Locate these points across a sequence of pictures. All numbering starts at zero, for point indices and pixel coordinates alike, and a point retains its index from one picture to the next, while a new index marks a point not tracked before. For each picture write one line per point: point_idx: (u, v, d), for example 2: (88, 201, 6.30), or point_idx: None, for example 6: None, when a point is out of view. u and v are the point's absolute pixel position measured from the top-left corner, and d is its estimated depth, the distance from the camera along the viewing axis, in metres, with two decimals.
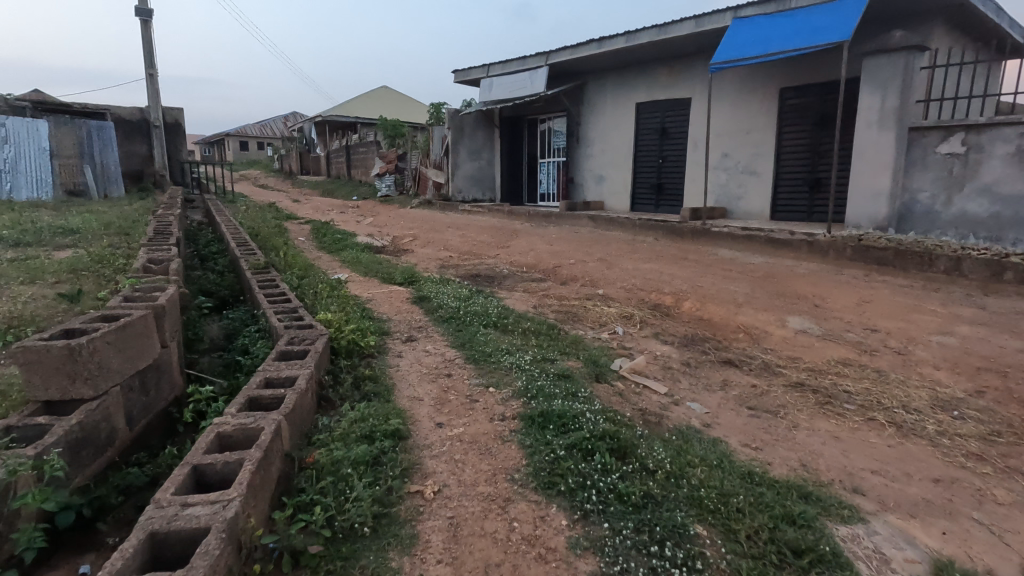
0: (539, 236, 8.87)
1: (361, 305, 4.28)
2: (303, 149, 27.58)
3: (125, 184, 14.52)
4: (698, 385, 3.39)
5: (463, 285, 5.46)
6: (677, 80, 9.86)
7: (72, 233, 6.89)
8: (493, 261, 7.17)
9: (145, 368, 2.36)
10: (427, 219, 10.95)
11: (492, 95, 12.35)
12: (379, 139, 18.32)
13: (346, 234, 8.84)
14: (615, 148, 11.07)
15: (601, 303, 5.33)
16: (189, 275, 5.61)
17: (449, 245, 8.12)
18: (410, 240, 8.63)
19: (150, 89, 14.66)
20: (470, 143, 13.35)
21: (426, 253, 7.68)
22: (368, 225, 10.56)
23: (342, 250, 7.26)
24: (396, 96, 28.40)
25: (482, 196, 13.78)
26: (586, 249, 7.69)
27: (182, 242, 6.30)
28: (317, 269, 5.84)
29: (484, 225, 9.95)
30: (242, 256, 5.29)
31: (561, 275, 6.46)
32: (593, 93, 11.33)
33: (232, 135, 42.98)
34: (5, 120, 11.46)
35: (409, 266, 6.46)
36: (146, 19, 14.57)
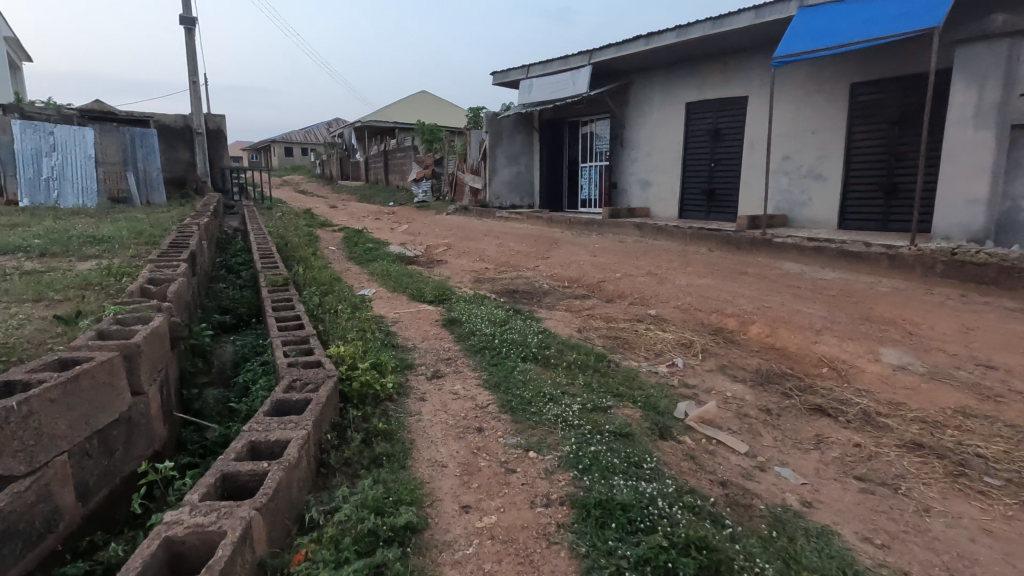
0: (580, 246, 8.30)
1: (385, 330, 3.82)
2: (343, 155, 27.75)
3: (168, 190, 14.68)
4: (784, 440, 2.77)
5: (499, 304, 4.94)
6: (733, 77, 9.10)
7: (101, 242, 6.73)
8: (532, 273, 6.64)
9: (107, 424, 1.93)
10: (463, 226, 10.53)
11: (532, 97, 11.83)
12: (417, 144, 18.07)
13: (378, 242, 8.47)
14: (663, 151, 10.38)
15: (654, 325, 4.73)
16: (211, 289, 5.29)
17: (486, 255, 7.65)
18: (445, 250, 8.18)
19: (193, 96, 14.82)
20: (508, 147, 12.88)
21: (460, 264, 7.22)
22: (403, 232, 10.21)
23: (371, 262, 6.87)
24: (435, 101, 28.24)
25: (520, 202, 13.30)
26: (634, 261, 7.08)
27: (207, 253, 6.03)
28: (344, 285, 5.44)
29: (523, 233, 9.44)
30: (263, 271, 4.91)
31: (607, 291, 5.86)
32: (639, 93, 10.67)
33: (277, 141, 43.98)
34: (53, 129, 11.85)
35: (442, 281, 6.00)
36: (190, 27, 14.72)
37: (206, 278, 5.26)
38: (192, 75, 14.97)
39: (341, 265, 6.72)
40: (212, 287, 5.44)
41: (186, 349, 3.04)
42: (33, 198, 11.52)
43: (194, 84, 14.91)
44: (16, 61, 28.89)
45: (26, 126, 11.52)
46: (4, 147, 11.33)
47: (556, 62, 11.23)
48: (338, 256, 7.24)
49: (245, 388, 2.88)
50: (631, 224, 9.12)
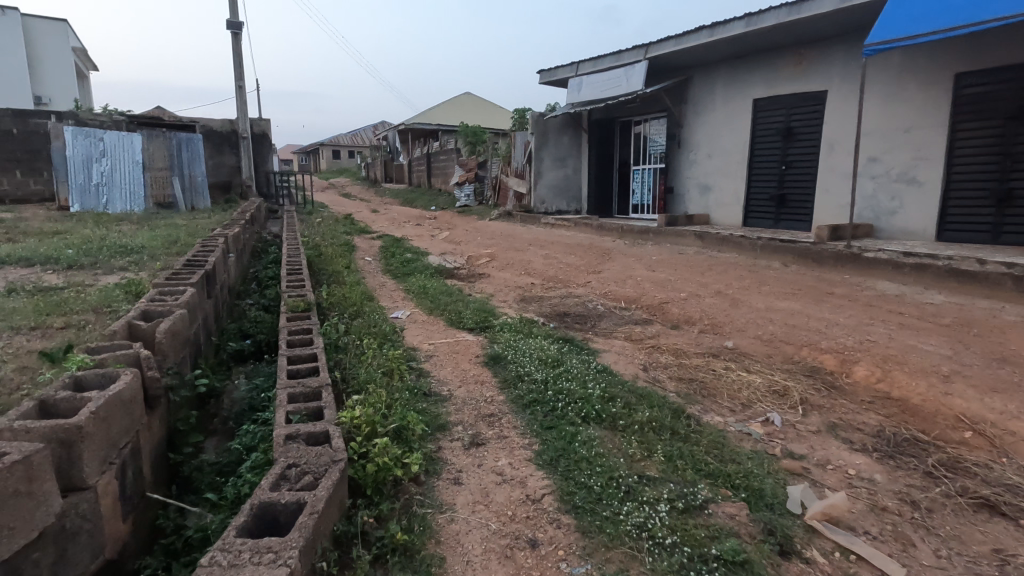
0: (635, 258, 7.56)
1: (417, 371, 3.25)
2: (387, 157, 27.70)
3: (213, 195, 14.74)
4: (949, 558, 2.00)
5: (549, 333, 4.29)
6: (809, 71, 8.15)
7: (132, 253, 6.47)
8: (584, 291, 5.97)
9: (26, 544, 1.41)
10: (506, 233, 9.93)
11: (581, 96, 11.13)
12: (460, 147, 17.63)
13: (417, 253, 7.98)
14: (726, 152, 9.49)
15: (734, 362, 3.98)
16: (233, 309, 4.84)
17: (531, 268, 7.02)
18: (487, 261, 7.60)
19: (238, 101, 14.82)
20: (555, 149, 12.26)
21: (504, 278, 6.60)
22: (444, 240, 9.70)
23: (407, 276, 6.34)
24: (479, 102, 27.85)
25: (567, 207, 12.63)
26: (698, 277, 6.29)
27: (233, 267, 5.61)
28: (376, 306, 4.92)
29: (571, 242, 8.76)
30: (287, 291, 4.43)
31: (671, 314, 5.13)
32: (699, 90, 9.81)
33: (325, 145, 44.81)
34: (103, 135, 11.95)
35: (484, 300, 5.41)
36: (236, 31, 14.74)
37: (228, 297, 4.82)
38: (238, 79, 15.00)
39: (375, 279, 6.23)
40: (235, 307, 5.00)
41: (179, 401, 2.53)
42: (83, 203, 11.74)
43: (240, 89, 14.91)
44: (82, 70, 30.15)
45: (77, 133, 11.70)
46: (57, 153, 11.59)
47: (608, 58, 10.49)
48: (374, 269, 6.75)
49: (242, 453, 2.34)
50: (690, 233, 8.29)
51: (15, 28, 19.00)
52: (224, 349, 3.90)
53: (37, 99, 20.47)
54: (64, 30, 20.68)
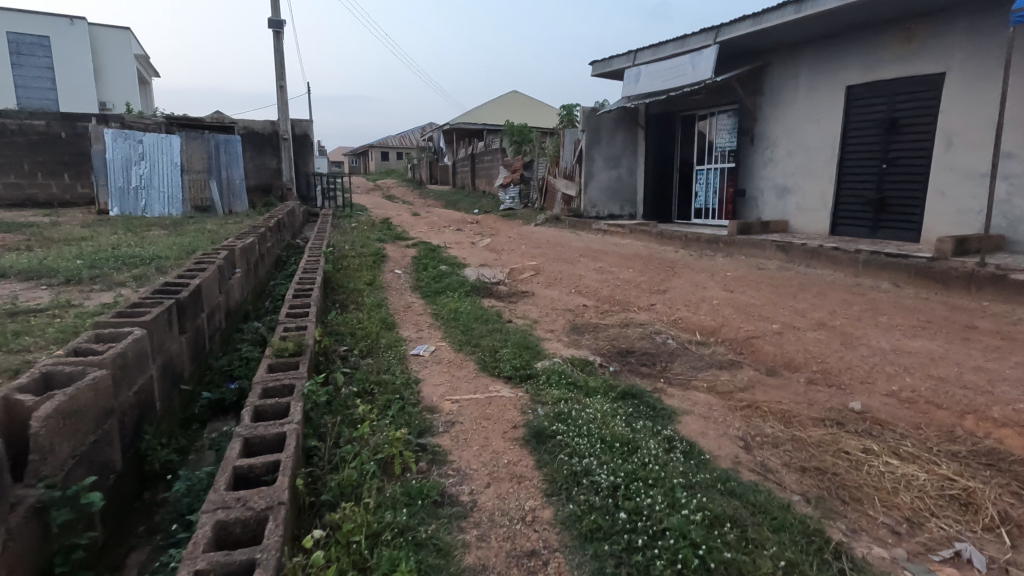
0: (705, 273, 6.42)
1: (430, 456, 2.32)
2: (432, 158, 27.23)
3: (254, 198, 14.42)
4: None
5: (608, 384, 3.29)
6: (921, 49, 6.76)
7: (141, 263, 5.89)
8: (648, 318, 4.92)
9: None
10: (554, 241, 8.94)
11: (638, 88, 10.01)
12: (505, 146, 16.76)
13: (453, 264, 7.12)
14: (810, 149, 8.17)
15: (872, 438, 2.85)
16: (224, 340, 4.07)
17: (582, 286, 5.99)
18: (531, 275, 6.66)
19: (280, 101, 14.45)
20: (608, 148, 11.18)
21: (551, 299, 5.62)
22: (484, 249, 8.80)
23: (437, 296, 5.44)
24: (526, 100, 26.93)
25: (620, 211, 11.52)
26: (791, 301, 5.11)
27: (238, 285, 4.86)
28: (395, 338, 4.05)
29: (627, 253, 7.70)
30: (284, 321, 3.63)
31: (764, 355, 4.02)
32: (779, 77, 8.52)
33: (373, 146, 45.14)
34: (142, 137, 11.76)
35: (526, 329, 4.44)
36: (278, 30, 14.37)
37: (220, 323, 4.05)
38: (280, 79, 14.63)
39: (400, 298, 5.36)
40: (228, 337, 4.22)
41: (65, 524, 1.68)
42: (122, 207, 11.62)
43: (281, 89, 14.54)
44: (146, 75, 31.07)
45: (117, 136, 11.54)
46: (97, 156, 11.48)
47: (670, 44, 9.34)
48: (401, 285, 5.90)
49: None
50: (770, 243, 7.06)
51: (83, 37, 19.52)
52: (195, 402, 3.08)
53: (101, 104, 21.01)
54: (127, 37, 21.08)
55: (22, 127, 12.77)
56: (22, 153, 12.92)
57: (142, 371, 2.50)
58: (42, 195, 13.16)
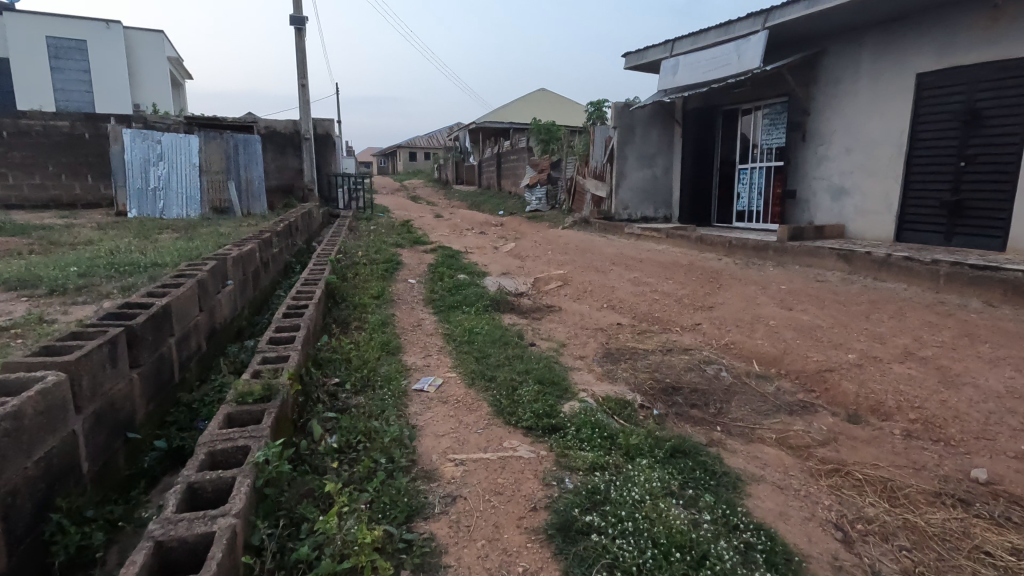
0: (756, 286, 5.67)
1: (416, 561, 1.71)
2: (458, 158, 26.77)
3: (275, 199, 14.13)
4: None
5: (651, 435, 2.64)
6: (1010, 30, 5.86)
7: (135, 272, 5.46)
8: (695, 343, 4.24)
9: None
10: (583, 246, 8.28)
11: (675, 80, 9.27)
12: (531, 145, 16.12)
13: (472, 272, 6.53)
14: (871, 146, 7.30)
15: (1016, 530, 2.12)
16: (203, 365, 3.56)
17: (616, 301, 5.33)
18: (558, 287, 6.02)
19: (301, 100, 14.12)
20: (641, 146, 10.46)
21: (580, 316, 4.97)
22: (508, 255, 8.19)
23: (451, 311, 4.85)
24: (553, 98, 26.21)
25: (654, 213, 10.79)
26: (864, 324, 4.35)
27: (230, 298, 4.36)
28: (398, 366, 3.47)
29: (665, 261, 6.99)
30: (264, 349, 3.07)
31: (842, 395, 3.30)
32: (836, 66, 7.67)
33: (400, 147, 45.08)
34: (160, 137, 11.50)
35: (550, 355, 3.80)
36: (300, 27, 14.06)
37: (199, 345, 3.54)
38: (302, 77, 14.30)
39: (409, 313, 4.77)
40: (211, 361, 3.72)
41: None
42: (141, 208, 11.43)
43: (303, 88, 14.20)
44: (180, 77, 31.40)
45: (135, 136, 11.33)
46: (116, 157, 11.29)
47: (712, 31, 8.55)
48: (412, 298, 5.33)
49: None
50: (828, 252, 6.24)
51: (117, 41, 19.57)
52: (148, 451, 2.56)
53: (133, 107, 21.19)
54: (160, 40, 20.99)
55: (47, 129, 12.69)
56: (47, 154, 12.86)
57: (55, 428, 1.95)
58: (66, 196, 13.09)
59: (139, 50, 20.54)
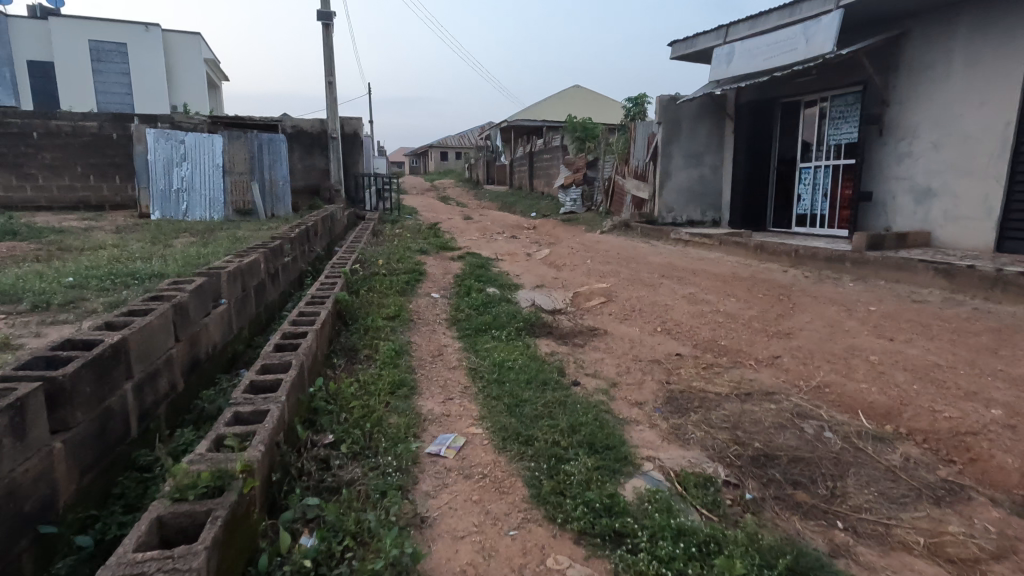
0: (838, 307, 4.77)
1: None
2: (489, 157, 26.13)
3: (301, 200, 13.72)
4: None
5: (753, 541, 1.86)
6: None
7: (130, 283, 4.94)
8: (778, 385, 3.42)
9: None
10: (626, 254, 7.48)
11: (730, 70, 8.38)
12: (566, 143, 15.32)
13: (503, 285, 5.82)
14: (966, 141, 6.26)
15: None
16: (177, 408, 2.93)
17: (671, 326, 4.53)
18: (602, 304, 5.24)
19: (329, 97, 13.66)
20: (688, 144, 9.63)
21: (630, 343, 4.19)
22: (542, 263, 7.45)
23: (479, 337, 4.13)
24: (588, 94, 25.27)
25: (701, 216, 9.93)
26: (996, 363, 3.44)
27: (221, 320, 3.74)
28: (411, 418, 2.77)
29: (722, 273, 6.13)
30: (241, 398, 2.43)
31: (1001, 473, 2.44)
32: (922, 49, 6.65)
33: (432, 146, 44.84)
34: (184, 137, 11.19)
35: (598, 403, 3.05)
36: (327, 22, 13.62)
37: (172, 385, 2.91)
38: (329, 75, 13.83)
39: (429, 337, 4.08)
40: (189, 400, 3.09)
41: None
42: (163, 211, 11.13)
43: (330, 85, 13.75)
44: (216, 79, 31.65)
45: (159, 136, 11.03)
46: (139, 158, 11.01)
47: (774, 14, 7.64)
48: (433, 317, 4.64)
49: None
50: (923, 265, 5.27)
51: (155, 44, 19.49)
52: (70, 549, 1.92)
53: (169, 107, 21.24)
54: (197, 43, 20.74)
55: (75, 129, 12.51)
56: (76, 155, 12.69)
57: None
58: (94, 198, 12.93)
59: (177, 52, 20.35)
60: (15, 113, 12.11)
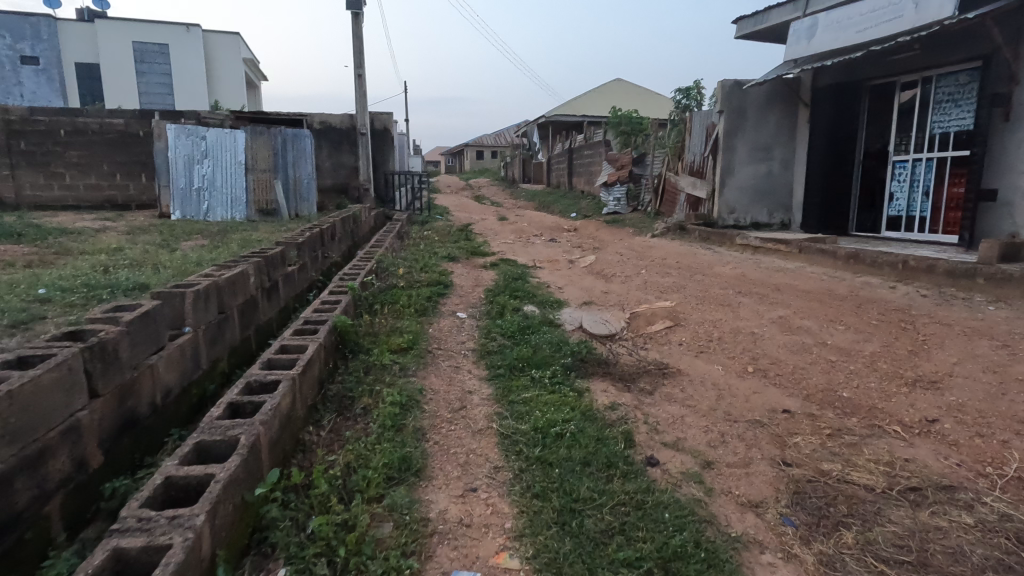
0: (989, 342, 3.60)
1: None
2: (526, 155, 25.14)
3: (328, 200, 13.04)
4: None
5: None
6: None
7: (102, 297, 4.15)
8: (952, 474, 2.32)
9: None
10: (686, 263, 6.38)
11: (810, 46, 7.18)
12: (609, 138, 14.20)
13: (543, 302, 4.83)
14: None
15: None
16: (85, 494, 2.07)
17: (768, 365, 3.44)
18: (668, 331, 4.19)
19: (358, 90, 12.94)
20: (754, 135, 8.45)
21: (716, 392, 3.13)
22: (588, 273, 6.42)
23: (515, 379, 3.14)
24: (629, 87, 23.96)
25: (767, 218, 8.72)
26: None
27: (180, 354, 2.88)
28: (409, 534, 1.81)
29: (813, 290, 4.97)
30: (134, 521, 1.51)
31: None
32: None
33: (468, 145, 44.17)
34: (205, 133, 10.61)
35: (691, 505, 2.03)
36: (357, 11, 12.91)
37: (77, 461, 2.05)
38: (359, 67, 13.10)
39: (448, 380, 3.11)
40: (109, 477, 2.22)
41: None
42: (184, 210, 10.59)
43: (360, 77, 13.02)
44: (253, 79, 31.67)
45: (179, 131, 10.48)
46: (159, 155, 10.46)
47: None
48: (457, 347, 3.67)
49: None
50: None
51: (196, 44, 19.22)
52: None
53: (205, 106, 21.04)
54: (236, 41, 20.31)
55: (101, 126, 12.11)
56: (102, 153, 12.30)
57: None
58: (121, 196, 12.52)
59: (218, 53, 20.03)
60: (43, 110, 11.78)
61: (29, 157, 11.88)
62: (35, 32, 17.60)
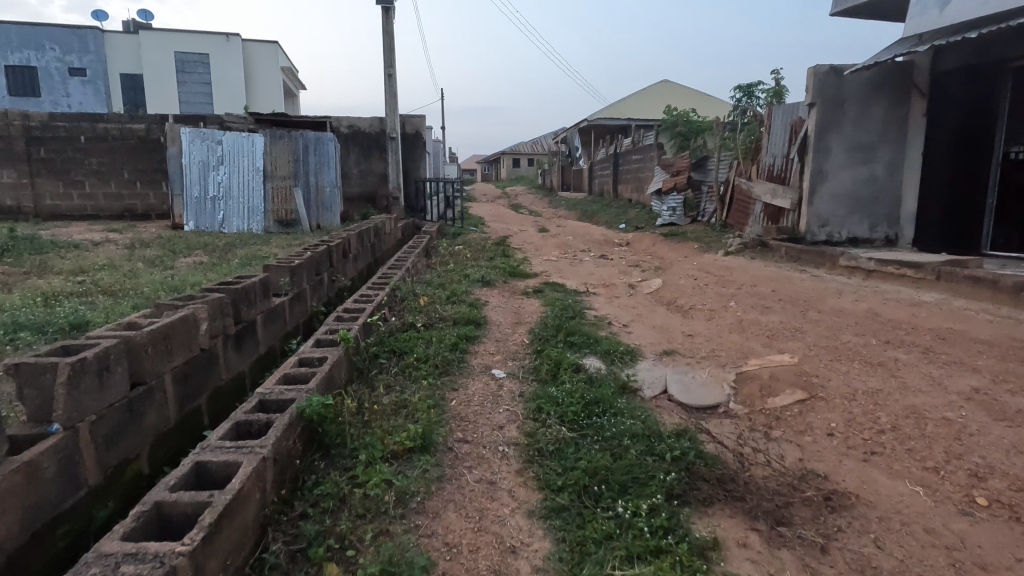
0: None
1: None
2: (565, 162, 23.87)
3: (355, 210, 12.07)
4: None
5: None
6: None
7: (18, 342, 3.07)
8: None
9: None
10: (787, 292, 4.96)
11: (944, 17, 5.70)
12: (661, 141, 12.79)
13: (611, 352, 3.53)
14: None
15: None
16: None
17: (1011, 497, 2.05)
18: (806, 411, 2.81)
19: (388, 91, 11.95)
20: (854, 132, 6.94)
21: (950, 561, 1.77)
22: (658, 303, 5.08)
23: (589, 521, 1.86)
24: (677, 88, 22.42)
25: (868, 232, 7.18)
26: None
27: (29, 479, 1.71)
28: None
29: (994, 340, 3.52)
30: None
31: None
32: None
33: (506, 153, 43.31)
34: (222, 137, 9.76)
35: None
36: (388, 6, 11.94)
37: None
38: (389, 67, 12.11)
39: (476, 521, 1.86)
40: None
41: None
42: (198, 221, 9.78)
43: (390, 76, 12.02)
44: (293, 88, 31.45)
45: (194, 136, 9.62)
46: (172, 160, 9.62)
47: None
48: (491, 441, 2.41)
49: None
50: None
51: (236, 53, 18.65)
52: None
53: None
54: (276, 50, 19.59)
55: (121, 131, 11.39)
56: (122, 160, 11.57)
57: None
58: (141, 206, 11.76)
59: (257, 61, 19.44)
60: (63, 116, 11.11)
61: (48, 165, 11.22)
62: (82, 44, 17.34)
